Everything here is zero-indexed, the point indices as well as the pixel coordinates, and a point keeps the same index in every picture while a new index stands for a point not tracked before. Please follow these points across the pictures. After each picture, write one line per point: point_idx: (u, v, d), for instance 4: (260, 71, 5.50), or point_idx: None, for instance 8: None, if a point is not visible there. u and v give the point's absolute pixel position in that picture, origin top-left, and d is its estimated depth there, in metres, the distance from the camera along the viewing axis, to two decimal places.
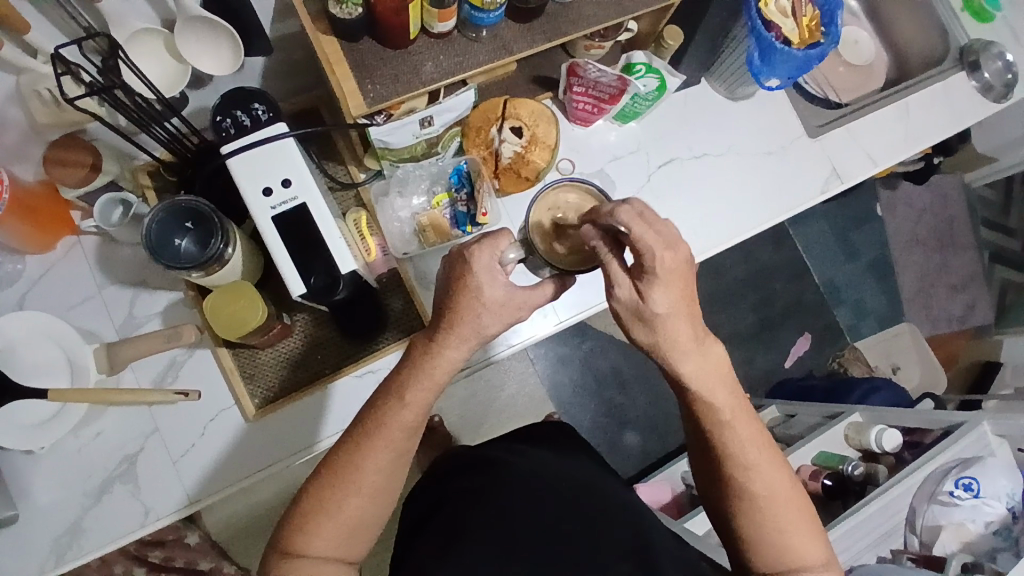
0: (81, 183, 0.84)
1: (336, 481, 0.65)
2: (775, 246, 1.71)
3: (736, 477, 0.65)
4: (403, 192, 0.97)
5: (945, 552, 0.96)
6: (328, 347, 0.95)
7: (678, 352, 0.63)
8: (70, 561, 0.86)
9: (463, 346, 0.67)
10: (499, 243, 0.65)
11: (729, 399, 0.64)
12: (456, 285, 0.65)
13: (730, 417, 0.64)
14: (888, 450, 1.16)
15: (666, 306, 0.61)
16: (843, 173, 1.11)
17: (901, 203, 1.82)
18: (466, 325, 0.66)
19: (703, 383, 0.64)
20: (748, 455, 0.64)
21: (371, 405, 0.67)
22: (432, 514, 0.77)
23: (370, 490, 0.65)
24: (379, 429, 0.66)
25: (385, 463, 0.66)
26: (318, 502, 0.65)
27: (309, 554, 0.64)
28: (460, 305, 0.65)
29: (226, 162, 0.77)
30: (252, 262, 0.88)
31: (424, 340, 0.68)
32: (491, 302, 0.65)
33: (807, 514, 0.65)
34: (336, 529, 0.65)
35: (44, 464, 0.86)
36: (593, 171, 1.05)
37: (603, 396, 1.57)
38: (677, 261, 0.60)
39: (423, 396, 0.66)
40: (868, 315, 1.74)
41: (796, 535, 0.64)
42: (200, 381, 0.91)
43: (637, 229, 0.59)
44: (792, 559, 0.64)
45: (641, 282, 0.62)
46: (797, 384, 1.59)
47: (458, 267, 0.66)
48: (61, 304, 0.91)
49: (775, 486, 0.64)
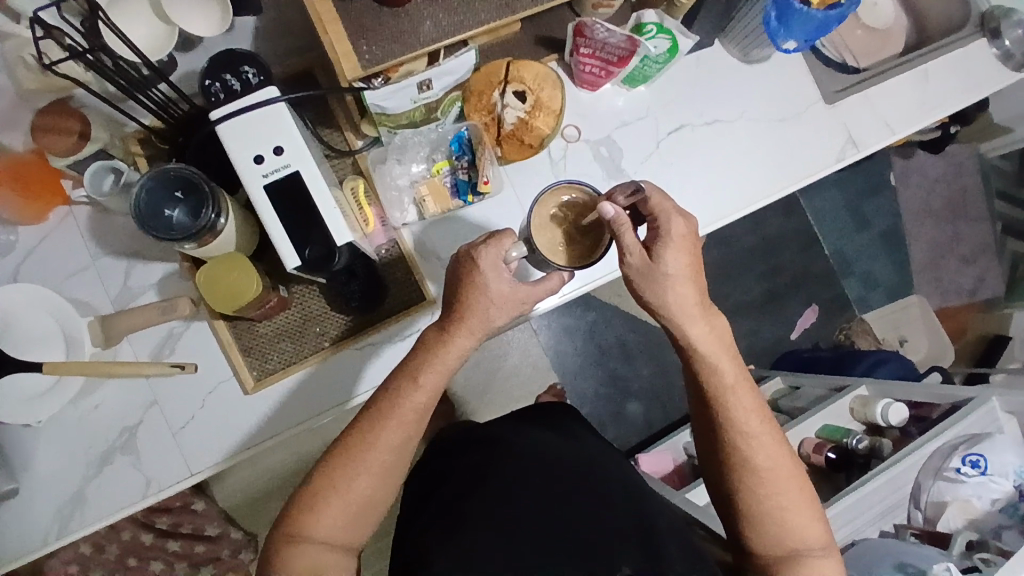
0: (72, 151, 0.81)
1: (349, 459, 0.65)
2: (784, 215, 1.68)
3: (742, 453, 0.68)
4: (401, 159, 0.95)
5: (950, 527, 0.95)
6: (327, 319, 0.93)
7: (688, 318, 0.68)
8: (72, 531, 0.86)
9: (473, 334, 0.67)
10: (505, 242, 0.65)
11: (731, 368, 0.69)
12: (465, 277, 0.65)
13: (734, 387, 0.69)
14: (893, 424, 1.15)
15: (673, 270, 0.67)
16: (860, 141, 1.07)
17: (914, 172, 1.77)
18: (476, 314, 0.66)
19: (709, 348, 0.68)
20: (749, 428, 0.68)
21: (386, 387, 0.67)
22: (434, 490, 0.77)
23: (377, 471, 0.65)
24: (393, 409, 0.66)
25: (394, 445, 0.65)
26: (326, 480, 0.65)
27: (315, 537, 0.64)
28: (471, 298, 0.65)
29: (216, 128, 0.74)
30: (246, 233, 0.85)
31: (435, 332, 0.67)
32: (499, 289, 0.65)
33: (804, 491, 0.69)
34: (343, 508, 0.65)
35: (44, 434, 0.86)
36: (600, 138, 1.01)
37: (606, 366, 1.56)
38: (689, 228, 0.68)
39: (435, 379, 0.66)
40: (876, 286, 1.71)
41: (793, 510, 0.68)
42: (197, 354, 0.89)
43: (656, 197, 0.68)
44: (788, 534, 0.68)
45: (654, 246, 0.67)
46: (802, 355, 1.57)
47: (463, 265, 0.66)
48: (55, 275, 0.89)
49: (772, 456, 0.68)
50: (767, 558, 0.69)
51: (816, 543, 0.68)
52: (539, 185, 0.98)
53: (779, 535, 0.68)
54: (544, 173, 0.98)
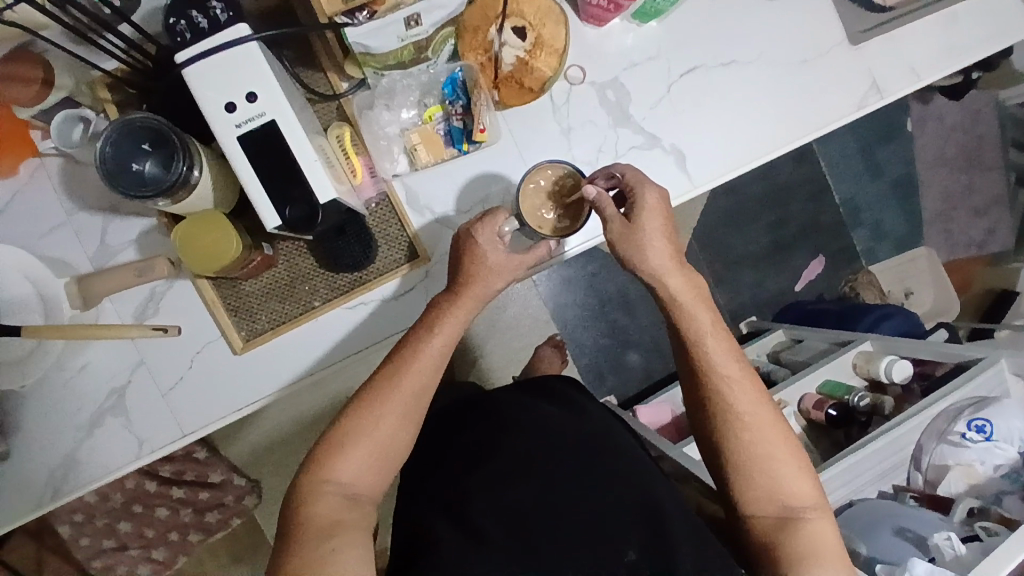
0: (36, 101, 0.78)
1: (377, 401, 0.69)
2: (794, 163, 1.62)
3: (721, 395, 0.71)
4: (390, 104, 0.90)
5: (950, 491, 0.94)
6: (315, 278, 0.89)
7: (662, 270, 0.74)
8: (66, 494, 0.85)
9: (474, 305, 0.76)
10: (497, 220, 0.77)
11: (705, 315, 0.74)
12: (465, 251, 0.77)
13: (709, 331, 0.73)
14: (897, 381, 1.13)
15: (647, 235, 0.75)
16: (884, 86, 1.00)
17: (932, 118, 1.69)
18: (481, 277, 0.76)
19: (685, 297, 0.74)
20: (727, 371, 0.72)
21: (409, 336, 0.74)
22: (439, 463, 0.77)
23: (403, 412, 0.70)
24: (416, 356, 0.72)
25: (420, 386, 0.71)
26: (354, 425, 0.69)
27: (337, 479, 0.67)
28: (472, 266, 0.76)
29: (183, 72, 0.68)
30: (225, 186, 0.80)
31: (445, 296, 0.76)
32: (496, 256, 0.76)
33: (789, 440, 0.70)
34: (368, 449, 0.68)
35: (31, 397, 0.85)
36: (607, 80, 0.94)
37: (607, 317, 1.53)
38: (659, 198, 0.76)
39: (453, 326, 0.74)
40: (885, 238, 1.66)
41: (778, 457, 0.69)
42: (180, 315, 0.86)
43: (628, 174, 0.78)
44: (776, 483, 0.68)
45: (629, 214, 0.76)
46: (806, 306, 1.53)
47: (464, 242, 0.77)
48: (30, 232, 0.84)
49: (751, 400, 0.71)
50: (762, 519, 0.68)
51: (807, 496, 0.68)
52: (538, 132, 0.92)
53: (766, 484, 0.68)
54: (543, 118, 0.92)
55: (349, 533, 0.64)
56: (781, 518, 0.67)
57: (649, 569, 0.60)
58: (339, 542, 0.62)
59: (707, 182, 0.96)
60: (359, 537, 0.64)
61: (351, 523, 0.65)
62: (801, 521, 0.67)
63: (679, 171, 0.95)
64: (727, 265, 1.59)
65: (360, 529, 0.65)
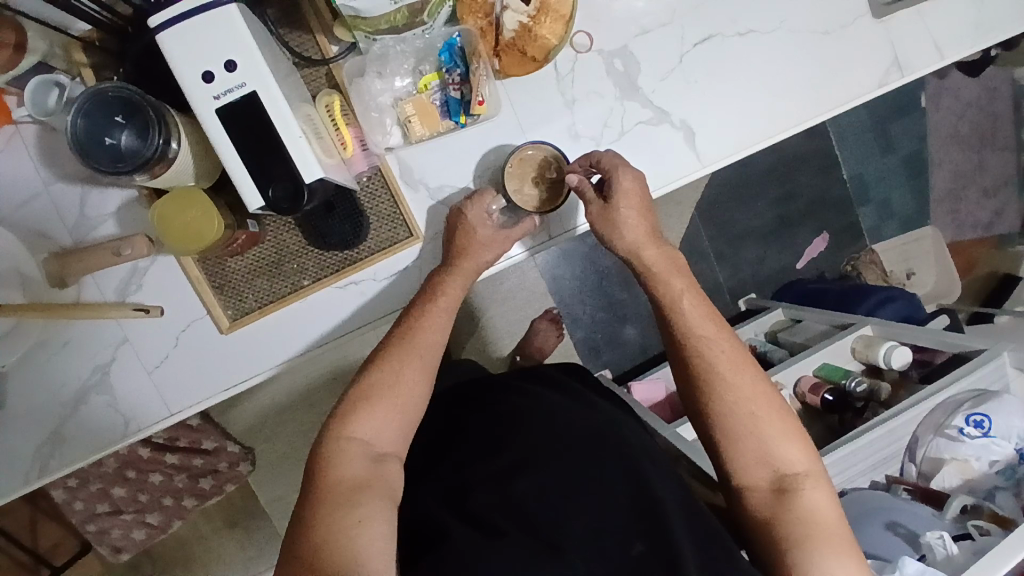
0: (8, 67, 0.74)
1: (394, 358, 0.72)
2: (803, 136, 1.57)
3: (700, 358, 0.71)
4: (382, 73, 0.84)
5: (943, 485, 0.93)
6: (303, 256, 0.85)
7: (636, 244, 0.78)
8: (53, 471, 0.84)
9: (465, 277, 0.80)
10: (486, 199, 0.82)
11: (678, 280, 0.76)
12: (455, 226, 0.81)
13: (681, 293, 0.75)
14: (895, 367, 1.11)
15: (613, 216, 0.79)
16: (904, 63, 0.95)
17: (948, 93, 1.63)
18: (475, 252, 0.81)
19: (658, 266, 0.77)
20: (702, 332, 0.72)
21: (416, 302, 0.78)
22: (447, 447, 0.76)
23: (421, 365, 0.72)
24: (425, 315, 0.76)
25: (435, 341, 0.75)
26: (376, 379, 0.71)
27: (358, 436, 0.67)
28: (464, 241, 0.81)
29: (157, 38, 0.64)
30: (207, 159, 0.76)
31: (441, 269, 0.81)
32: (487, 232, 0.81)
33: (774, 403, 0.68)
34: (394, 403, 0.69)
35: (13, 373, 0.83)
36: (615, 49, 0.89)
37: (605, 292, 1.51)
38: (635, 182, 0.79)
39: (457, 285, 0.79)
40: (892, 216, 1.63)
41: (765, 419, 0.67)
42: (164, 294, 0.83)
43: (606, 156, 0.80)
44: (765, 445, 0.66)
45: (606, 195, 0.79)
46: (808, 285, 1.50)
47: (455, 220, 0.82)
48: (7, 203, 0.81)
49: (730, 361, 0.70)
50: (757, 488, 0.66)
51: (800, 461, 0.66)
52: (540, 104, 0.88)
53: (755, 447, 0.66)
54: (546, 89, 0.88)
55: (376, 497, 0.63)
56: (774, 484, 0.65)
57: (659, 555, 0.59)
58: (366, 511, 0.61)
59: (717, 160, 0.92)
60: (384, 501, 0.63)
61: (378, 486, 0.64)
62: (794, 486, 0.64)
63: (689, 148, 0.91)
64: (730, 241, 1.56)
65: (386, 493, 0.64)
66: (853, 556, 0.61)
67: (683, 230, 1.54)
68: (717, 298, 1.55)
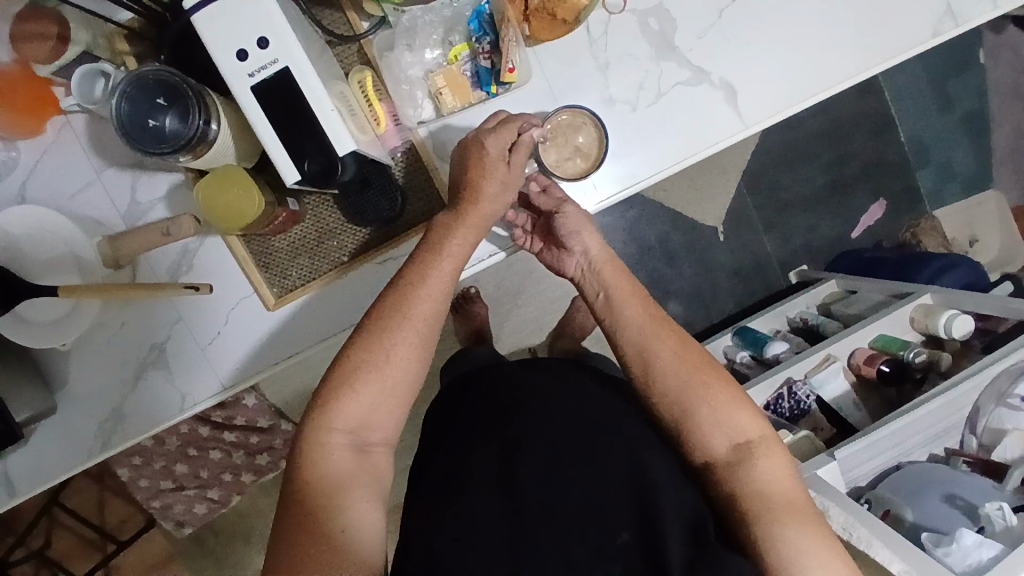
0: (53, 58, 0.78)
1: (381, 330, 0.65)
2: (854, 98, 1.49)
3: (641, 354, 0.69)
4: (411, 45, 0.84)
5: (1006, 457, 0.89)
6: (342, 233, 0.87)
7: (573, 231, 0.79)
8: (115, 445, 0.89)
9: (468, 233, 0.72)
10: (506, 134, 0.74)
11: (616, 279, 0.75)
12: (471, 162, 0.73)
13: (614, 291, 0.74)
14: (958, 337, 1.05)
15: (579, 218, 0.79)
16: (959, 11, 0.88)
17: (1008, 48, 1.52)
18: (487, 198, 0.74)
19: (600, 259, 0.78)
20: (639, 331, 0.70)
21: (413, 260, 0.70)
22: (448, 429, 0.75)
23: (415, 339, 0.65)
24: (425, 279, 0.68)
25: (430, 314, 0.67)
26: (364, 357, 0.63)
27: (337, 428, 0.62)
28: (475, 182, 0.73)
29: (192, 21, 0.66)
30: (245, 139, 0.78)
31: (446, 217, 0.73)
32: (495, 157, 0.73)
33: (719, 378, 0.66)
34: (380, 385, 0.63)
35: (75, 353, 0.88)
36: (650, 7, 0.86)
37: (648, 265, 1.47)
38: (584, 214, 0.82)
39: (460, 249, 0.71)
40: (953, 179, 1.53)
41: (712, 397, 0.65)
42: (212, 274, 0.86)
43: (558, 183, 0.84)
44: (717, 422, 0.64)
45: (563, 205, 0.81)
46: (863, 255, 1.43)
47: (471, 153, 0.74)
48: (59, 195, 0.85)
49: (667, 350, 0.68)
50: (716, 461, 0.64)
51: (751, 430, 0.64)
52: (572, 69, 0.86)
53: (708, 425, 0.64)
54: (577, 52, 0.86)
55: (364, 494, 0.61)
56: (728, 450, 0.64)
57: (641, 555, 0.57)
58: (353, 513, 0.59)
59: (759, 122, 0.88)
60: (372, 497, 0.61)
61: (366, 477, 0.62)
62: (749, 454, 0.63)
63: (730, 109, 0.87)
64: (777, 211, 1.49)
65: (373, 488, 0.62)
66: (811, 518, 0.60)
67: (728, 200, 1.48)
68: (767, 270, 1.50)
